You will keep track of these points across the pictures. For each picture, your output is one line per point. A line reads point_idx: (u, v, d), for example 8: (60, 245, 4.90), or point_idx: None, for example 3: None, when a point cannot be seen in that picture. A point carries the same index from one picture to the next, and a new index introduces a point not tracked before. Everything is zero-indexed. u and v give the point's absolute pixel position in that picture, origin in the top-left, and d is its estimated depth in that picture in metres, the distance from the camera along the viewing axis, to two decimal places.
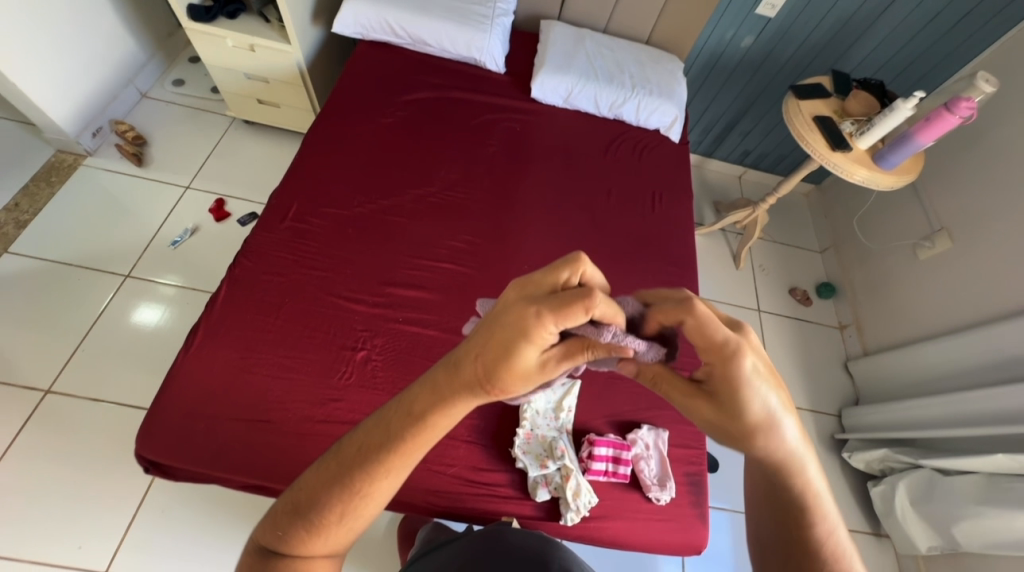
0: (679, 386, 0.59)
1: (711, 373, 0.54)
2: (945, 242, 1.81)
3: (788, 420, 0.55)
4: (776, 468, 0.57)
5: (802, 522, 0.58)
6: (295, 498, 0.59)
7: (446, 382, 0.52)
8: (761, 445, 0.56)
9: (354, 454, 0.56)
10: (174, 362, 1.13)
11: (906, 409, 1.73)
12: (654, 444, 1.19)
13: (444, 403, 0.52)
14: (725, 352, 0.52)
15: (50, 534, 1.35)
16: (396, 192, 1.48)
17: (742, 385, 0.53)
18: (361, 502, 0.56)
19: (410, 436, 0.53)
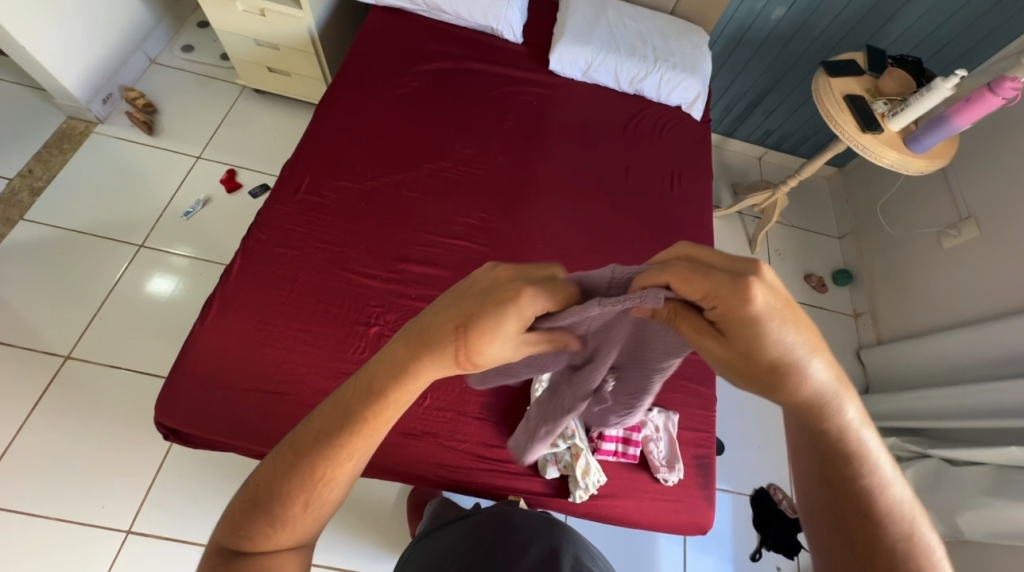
0: (692, 329, 0.55)
1: (722, 317, 0.50)
2: (972, 230, 1.75)
3: (814, 360, 0.51)
4: (814, 418, 0.55)
5: (850, 470, 0.57)
6: (252, 493, 0.59)
7: (408, 357, 0.52)
8: (792, 388, 0.52)
9: (309, 444, 0.56)
10: (191, 333, 1.14)
11: (918, 399, 1.72)
12: (664, 426, 1.18)
13: (403, 381, 0.53)
14: (734, 294, 0.48)
15: (76, 493, 1.41)
16: (410, 166, 1.45)
17: (757, 325, 0.49)
18: (323, 488, 0.57)
19: (368, 418, 0.54)
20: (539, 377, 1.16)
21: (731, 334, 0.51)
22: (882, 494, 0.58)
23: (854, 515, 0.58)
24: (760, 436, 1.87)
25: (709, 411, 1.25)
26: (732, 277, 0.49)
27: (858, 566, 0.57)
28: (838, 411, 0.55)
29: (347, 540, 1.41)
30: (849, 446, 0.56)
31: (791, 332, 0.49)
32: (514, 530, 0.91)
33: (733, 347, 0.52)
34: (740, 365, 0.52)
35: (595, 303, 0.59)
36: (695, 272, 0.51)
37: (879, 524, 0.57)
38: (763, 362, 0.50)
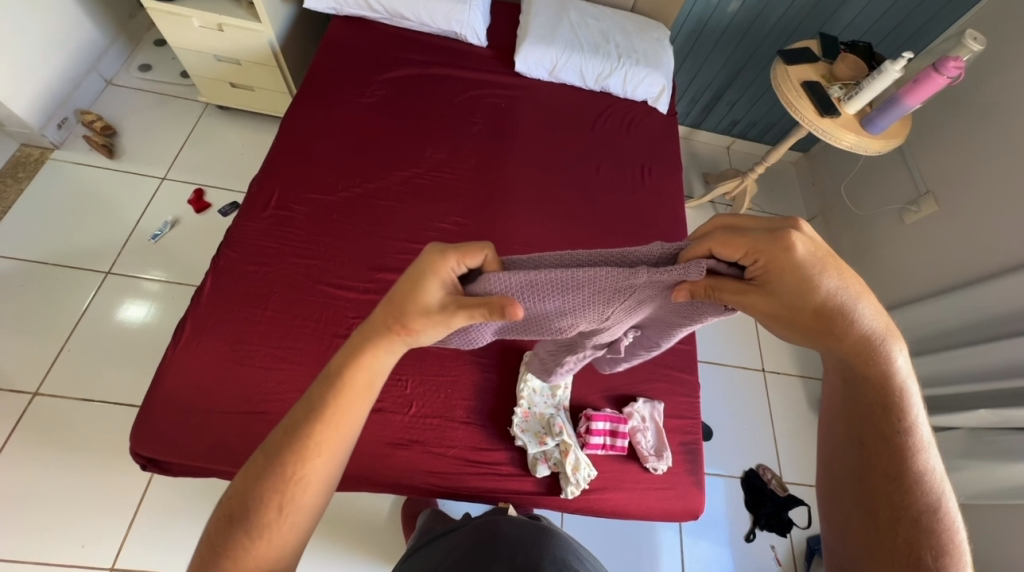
0: (734, 287, 0.68)
1: (767, 267, 0.65)
2: (931, 205, 1.82)
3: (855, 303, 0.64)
4: (858, 361, 0.64)
5: (887, 423, 0.63)
6: (230, 507, 0.59)
7: (360, 340, 0.62)
8: (839, 328, 0.63)
9: (277, 440, 0.59)
10: (164, 358, 1.11)
11: None
12: (650, 416, 1.21)
13: (357, 362, 0.61)
14: (778, 243, 0.64)
15: (52, 535, 1.35)
16: (382, 175, 1.44)
17: (797, 269, 0.63)
18: (294, 487, 0.58)
19: (332, 405, 0.60)
20: (523, 377, 1.17)
21: (776, 281, 0.65)
22: (918, 453, 0.62)
23: (881, 471, 0.62)
24: (746, 418, 1.91)
25: (693, 397, 1.27)
26: (774, 233, 0.65)
27: (883, 511, 0.61)
28: (887, 357, 0.64)
29: (343, 556, 1.39)
30: (891, 395, 0.64)
31: (834, 274, 0.63)
32: (502, 540, 0.90)
33: (777, 296, 0.65)
34: (791, 310, 0.65)
35: (644, 270, 0.74)
36: (735, 233, 0.67)
37: (908, 482, 0.61)
38: (808, 303, 0.64)
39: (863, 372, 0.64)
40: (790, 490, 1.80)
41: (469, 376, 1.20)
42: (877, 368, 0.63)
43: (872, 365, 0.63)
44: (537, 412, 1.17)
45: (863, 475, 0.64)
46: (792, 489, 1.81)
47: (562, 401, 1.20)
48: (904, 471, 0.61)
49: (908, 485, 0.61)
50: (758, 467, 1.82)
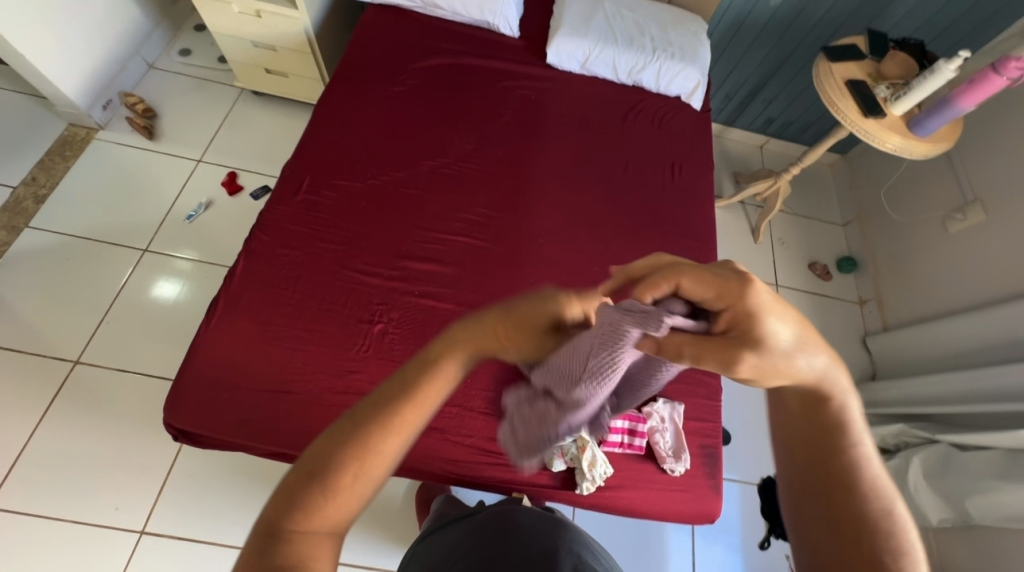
0: (711, 347, 0.55)
1: (736, 316, 0.55)
2: (978, 213, 1.74)
3: (811, 343, 0.56)
4: (806, 386, 0.58)
5: (834, 442, 0.58)
6: (309, 465, 0.52)
7: (474, 325, 0.56)
8: (799, 373, 0.56)
9: (379, 404, 0.53)
10: (197, 334, 1.15)
11: (925, 384, 1.71)
12: (669, 417, 1.19)
13: (469, 346, 0.55)
14: (740, 288, 0.54)
15: (88, 497, 1.43)
16: (410, 164, 1.45)
17: (764, 319, 0.54)
18: (377, 452, 0.51)
19: (410, 412, 0.53)
20: None
21: (748, 335, 0.54)
22: (866, 468, 0.58)
23: (840, 494, 0.56)
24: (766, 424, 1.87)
25: (715, 401, 1.25)
26: (735, 277, 0.55)
27: (851, 539, 0.55)
28: (835, 384, 0.58)
29: (358, 535, 1.42)
30: (838, 414, 0.58)
31: (801, 327, 0.55)
32: (517, 527, 0.91)
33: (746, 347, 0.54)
34: (764, 367, 0.54)
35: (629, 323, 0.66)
36: (702, 271, 0.57)
37: (874, 529, 0.55)
38: (779, 358, 0.54)
39: (813, 393, 0.58)
40: None
41: (489, 367, 1.20)
42: (826, 403, 0.58)
43: (821, 401, 0.58)
44: None
45: (826, 528, 0.56)
46: None
47: None
48: (868, 515, 0.55)
49: (861, 505, 0.56)
50: None
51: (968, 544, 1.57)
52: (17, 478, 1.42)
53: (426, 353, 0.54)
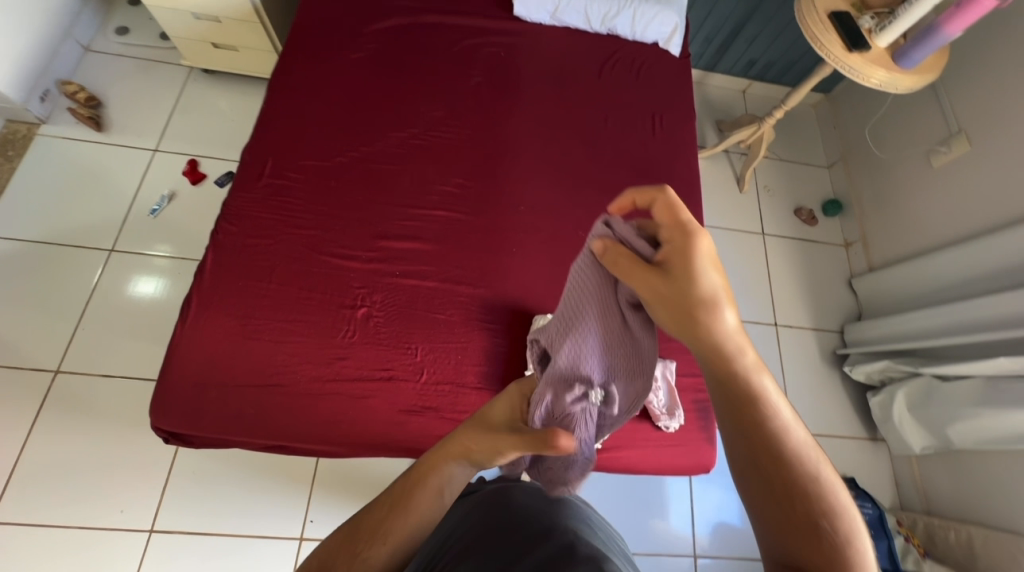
0: (638, 268, 0.63)
1: (671, 252, 0.61)
2: (962, 145, 1.72)
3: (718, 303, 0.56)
4: (710, 359, 0.56)
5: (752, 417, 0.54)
6: (313, 562, 0.58)
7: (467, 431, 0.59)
8: (705, 332, 0.56)
9: (376, 510, 0.58)
10: (174, 334, 1.11)
11: (910, 321, 1.75)
12: (662, 376, 1.19)
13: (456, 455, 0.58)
14: (683, 230, 0.60)
15: (91, 502, 1.43)
16: (378, 137, 1.37)
17: (694, 260, 0.59)
18: (365, 547, 0.57)
19: (416, 505, 0.58)
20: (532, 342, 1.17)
21: (672, 270, 0.60)
22: (793, 438, 0.53)
23: (768, 468, 0.52)
24: None
25: None
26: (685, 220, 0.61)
27: (784, 515, 0.51)
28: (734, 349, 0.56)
29: None
30: (747, 384, 0.55)
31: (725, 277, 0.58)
32: (516, 508, 0.83)
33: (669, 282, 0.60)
34: (677, 300, 0.59)
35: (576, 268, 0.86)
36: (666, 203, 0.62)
37: (809, 495, 0.51)
38: (696, 298, 0.58)
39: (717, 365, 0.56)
40: None
41: (479, 342, 1.19)
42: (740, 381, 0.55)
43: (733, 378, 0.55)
44: None
45: (778, 521, 0.51)
46: None
47: None
48: (800, 483, 0.51)
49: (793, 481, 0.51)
50: None
51: (949, 466, 1.66)
52: (16, 491, 1.41)
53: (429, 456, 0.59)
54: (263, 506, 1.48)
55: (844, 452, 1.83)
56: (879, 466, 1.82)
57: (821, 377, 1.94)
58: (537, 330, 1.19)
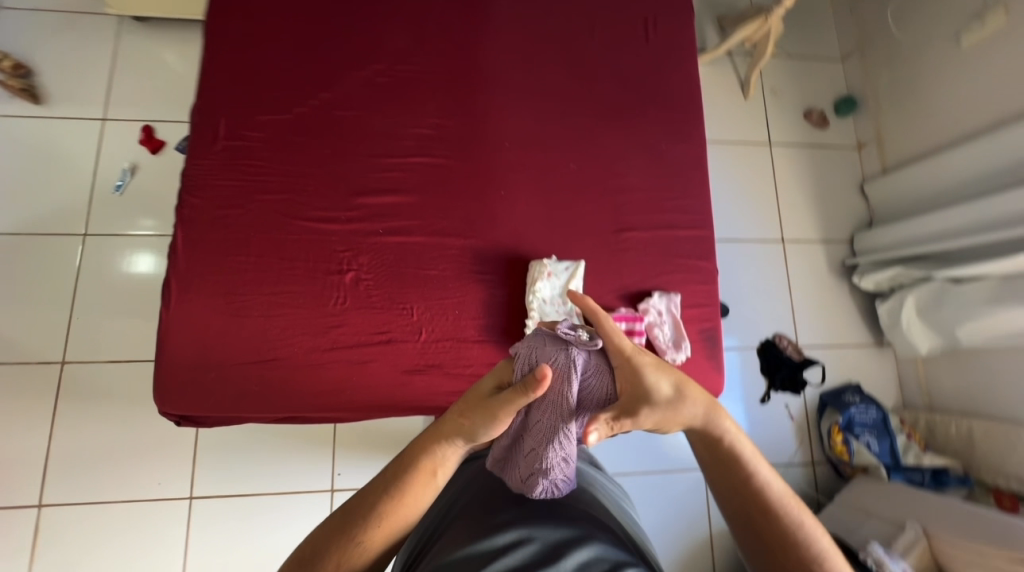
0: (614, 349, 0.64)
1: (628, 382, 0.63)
2: (1000, 19, 1.54)
3: (693, 393, 0.63)
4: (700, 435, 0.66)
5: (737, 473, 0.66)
6: (314, 546, 0.61)
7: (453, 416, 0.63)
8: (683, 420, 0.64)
9: (375, 493, 0.62)
10: (160, 321, 1.07)
11: (924, 224, 1.67)
12: (666, 309, 1.17)
13: (443, 441, 0.63)
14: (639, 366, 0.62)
15: (129, 479, 1.50)
16: (339, 78, 1.22)
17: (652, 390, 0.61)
18: (366, 528, 0.61)
19: (415, 479, 0.62)
20: (531, 289, 1.13)
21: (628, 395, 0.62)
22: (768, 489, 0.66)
23: (758, 512, 0.66)
24: (763, 291, 1.89)
25: (710, 285, 1.23)
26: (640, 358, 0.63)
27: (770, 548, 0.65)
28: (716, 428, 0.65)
29: None
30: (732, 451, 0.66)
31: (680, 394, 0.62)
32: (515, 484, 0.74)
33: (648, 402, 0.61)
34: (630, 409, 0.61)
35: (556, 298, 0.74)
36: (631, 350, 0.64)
37: (786, 532, 0.65)
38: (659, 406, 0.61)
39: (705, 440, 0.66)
40: (805, 354, 1.84)
41: (475, 295, 1.15)
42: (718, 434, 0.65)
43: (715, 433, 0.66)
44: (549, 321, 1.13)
45: (766, 551, 0.66)
46: (809, 352, 1.85)
47: (574, 307, 1.15)
48: (780, 525, 0.65)
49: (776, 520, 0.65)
50: (775, 336, 1.84)
51: (954, 365, 1.68)
52: (54, 477, 1.48)
53: (419, 440, 0.64)
54: (290, 466, 1.55)
55: (850, 361, 1.86)
56: (884, 370, 1.85)
57: (828, 290, 1.91)
58: (534, 276, 1.15)
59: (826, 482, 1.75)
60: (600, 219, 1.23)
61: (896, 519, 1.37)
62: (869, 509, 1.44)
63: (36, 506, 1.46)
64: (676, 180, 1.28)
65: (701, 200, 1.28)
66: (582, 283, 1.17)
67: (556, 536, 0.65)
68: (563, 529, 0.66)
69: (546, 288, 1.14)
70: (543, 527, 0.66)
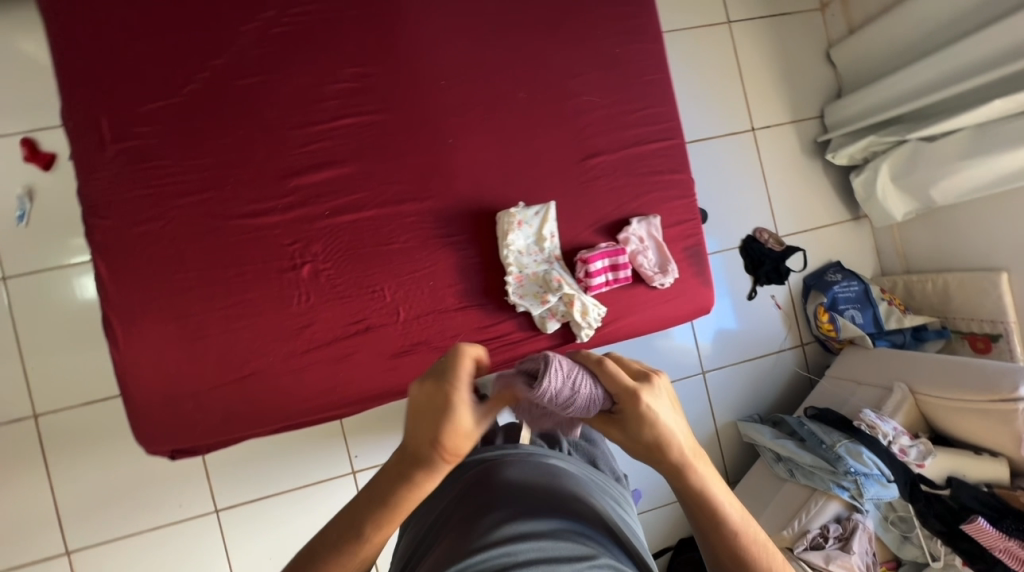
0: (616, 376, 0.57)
1: (619, 408, 0.55)
2: None
3: (675, 429, 0.54)
4: (675, 477, 0.56)
5: (716, 527, 0.56)
6: None
7: (416, 442, 0.52)
8: (661, 457, 0.55)
9: (346, 527, 0.53)
10: (114, 360, 0.98)
11: (895, 84, 1.60)
12: (647, 235, 1.12)
13: (411, 468, 0.52)
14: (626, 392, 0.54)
15: (148, 508, 1.50)
16: (229, 39, 1.02)
17: (639, 419, 0.53)
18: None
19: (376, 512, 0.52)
20: (503, 243, 1.04)
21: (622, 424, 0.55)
22: (753, 549, 0.56)
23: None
24: (739, 187, 1.83)
25: (688, 198, 1.16)
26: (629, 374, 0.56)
27: None
28: (694, 474, 0.55)
29: None
30: (708, 504, 0.56)
31: (663, 426, 0.53)
32: (511, 498, 0.66)
33: (626, 429, 0.55)
34: (635, 439, 0.55)
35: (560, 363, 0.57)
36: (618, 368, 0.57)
37: None
38: (643, 438, 0.54)
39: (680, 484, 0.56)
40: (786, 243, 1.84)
41: (446, 261, 1.07)
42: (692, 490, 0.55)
43: (687, 489, 0.55)
44: (529, 273, 1.06)
45: None
46: (789, 240, 1.85)
47: (553, 252, 1.08)
48: None
49: None
50: (755, 232, 1.83)
51: (929, 225, 1.71)
52: (72, 524, 1.46)
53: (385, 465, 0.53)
54: (305, 459, 1.57)
55: (829, 240, 1.87)
56: (861, 242, 1.88)
57: (803, 173, 1.87)
58: (504, 228, 1.05)
59: (816, 359, 1.84)
60: (563, 150, 1.12)
61: (884, 382, 1.46)
62: (858, 378, 1.55)
63: (65, 553, 1.46)
64: (638, 87, 1.16)
65: (667, 107, 1.17)
66: (556, 225, 1.08)
67: (559, 551, 0.56)
68: (568, 544, 0.57)
69: (519, 238, 1.06)
70: (545, 541, 0.57)
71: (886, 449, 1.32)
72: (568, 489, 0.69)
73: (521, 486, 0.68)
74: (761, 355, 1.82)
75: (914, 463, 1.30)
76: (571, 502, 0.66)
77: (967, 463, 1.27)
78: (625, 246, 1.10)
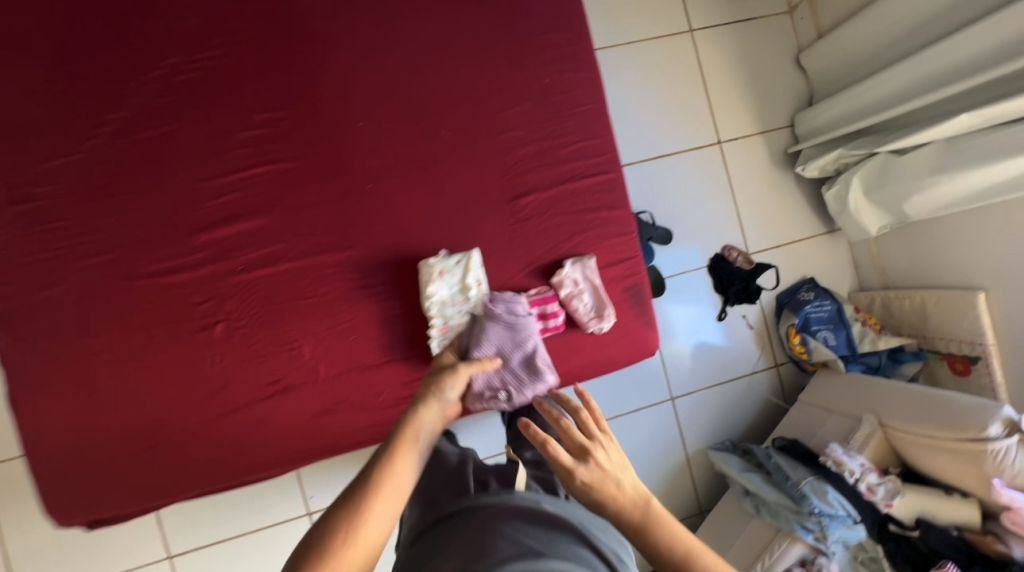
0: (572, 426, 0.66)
1: (576, 455, 0.62)
2: None
3: (623, 468, 0.62)
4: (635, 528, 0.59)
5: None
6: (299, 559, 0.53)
7: (425, 392, 0.73)
8: (619, 501, 0.60)
9: (362, 476, 0.59)
10: (20, 432, 0.94)
11: (863, 94, 1.51)
12: (583, 277, 1.05)
13: (420, 409, 0.69)
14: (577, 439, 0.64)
15: (100, 556, 1.48)
16: (127, 89, 0.97)
17: (594, 463, 0.62)
18: (355, 516, 0.55)
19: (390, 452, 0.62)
20: (424, 295, 0.99)
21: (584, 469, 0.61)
22: None
23: None
24: (706, 204, 1.75)
25: (628, 234, 1.10)
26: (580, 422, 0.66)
27: None
28: (652, 518, 0.59)
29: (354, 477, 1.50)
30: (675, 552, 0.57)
31: (613, 465, 0.62)
32: (509, 538, 0.54)
33: (586, 473, 0.61)
34: (596, 483, 0.61)
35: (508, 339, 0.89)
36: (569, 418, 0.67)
37: None
38: (601, 483, 0.61)
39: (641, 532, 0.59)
40: (756, 260, 1.76)
41: (367, 313, 1.01)
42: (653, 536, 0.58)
43: (647, 537, 0.58)
44: (454, 325, 1.00)
45: None
46: (760, 258, 1.77)
47: (479, 301, 1.01)
48: None
49: None
50: (723, 249, 1.75)
51: (904, 239, 1.62)
52: None
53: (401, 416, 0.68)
54: (259, 500, 1.53)
55: (803, 256, 1.79)
56: (837, 257, 1.79)
57: (774, 186, 1.79)
58: (426, 279, 1.00)
59: (791, 380, 1.77)
60: (491, 190, 1.06)
61: (854, 411, 1.39)
62: (829, 406, 1.47)
63: None
64: (570, 118, 1.09)
65: (603, 138, 1.10)
66: (481, 272, 1.02)
67: None
68: None
69: (442, 289, 1.00)
70: None
71: (852, 487, 1.25)
72: (573, 523, 0.58)
73: (518, 520, 0.57)
74: (733, 378, 1.75)
75: (882, 502, 1.24)
76: (574, 539, 0.57)
77: (935, 503, 1.21)
78: (559, 290, 1.04)
